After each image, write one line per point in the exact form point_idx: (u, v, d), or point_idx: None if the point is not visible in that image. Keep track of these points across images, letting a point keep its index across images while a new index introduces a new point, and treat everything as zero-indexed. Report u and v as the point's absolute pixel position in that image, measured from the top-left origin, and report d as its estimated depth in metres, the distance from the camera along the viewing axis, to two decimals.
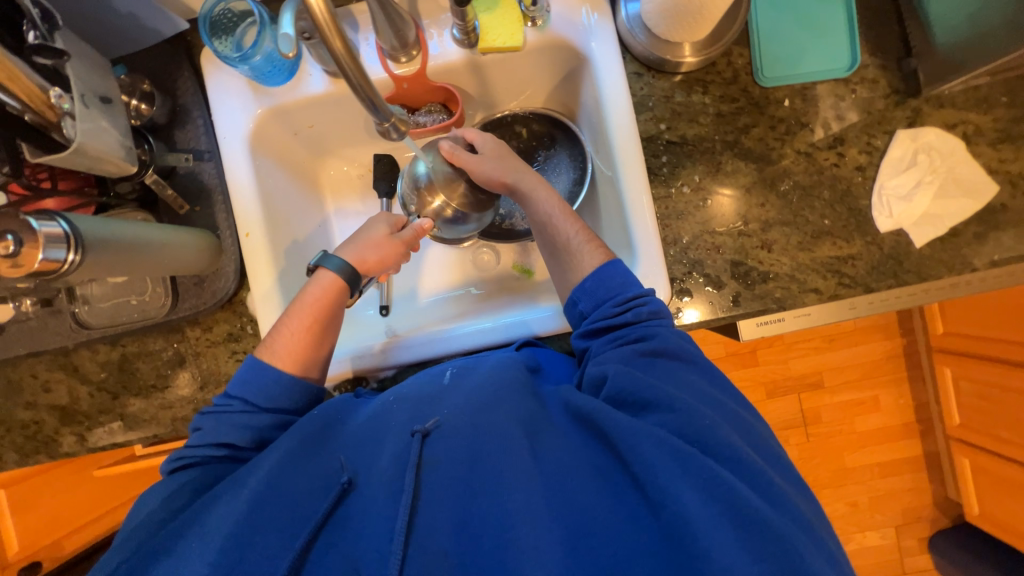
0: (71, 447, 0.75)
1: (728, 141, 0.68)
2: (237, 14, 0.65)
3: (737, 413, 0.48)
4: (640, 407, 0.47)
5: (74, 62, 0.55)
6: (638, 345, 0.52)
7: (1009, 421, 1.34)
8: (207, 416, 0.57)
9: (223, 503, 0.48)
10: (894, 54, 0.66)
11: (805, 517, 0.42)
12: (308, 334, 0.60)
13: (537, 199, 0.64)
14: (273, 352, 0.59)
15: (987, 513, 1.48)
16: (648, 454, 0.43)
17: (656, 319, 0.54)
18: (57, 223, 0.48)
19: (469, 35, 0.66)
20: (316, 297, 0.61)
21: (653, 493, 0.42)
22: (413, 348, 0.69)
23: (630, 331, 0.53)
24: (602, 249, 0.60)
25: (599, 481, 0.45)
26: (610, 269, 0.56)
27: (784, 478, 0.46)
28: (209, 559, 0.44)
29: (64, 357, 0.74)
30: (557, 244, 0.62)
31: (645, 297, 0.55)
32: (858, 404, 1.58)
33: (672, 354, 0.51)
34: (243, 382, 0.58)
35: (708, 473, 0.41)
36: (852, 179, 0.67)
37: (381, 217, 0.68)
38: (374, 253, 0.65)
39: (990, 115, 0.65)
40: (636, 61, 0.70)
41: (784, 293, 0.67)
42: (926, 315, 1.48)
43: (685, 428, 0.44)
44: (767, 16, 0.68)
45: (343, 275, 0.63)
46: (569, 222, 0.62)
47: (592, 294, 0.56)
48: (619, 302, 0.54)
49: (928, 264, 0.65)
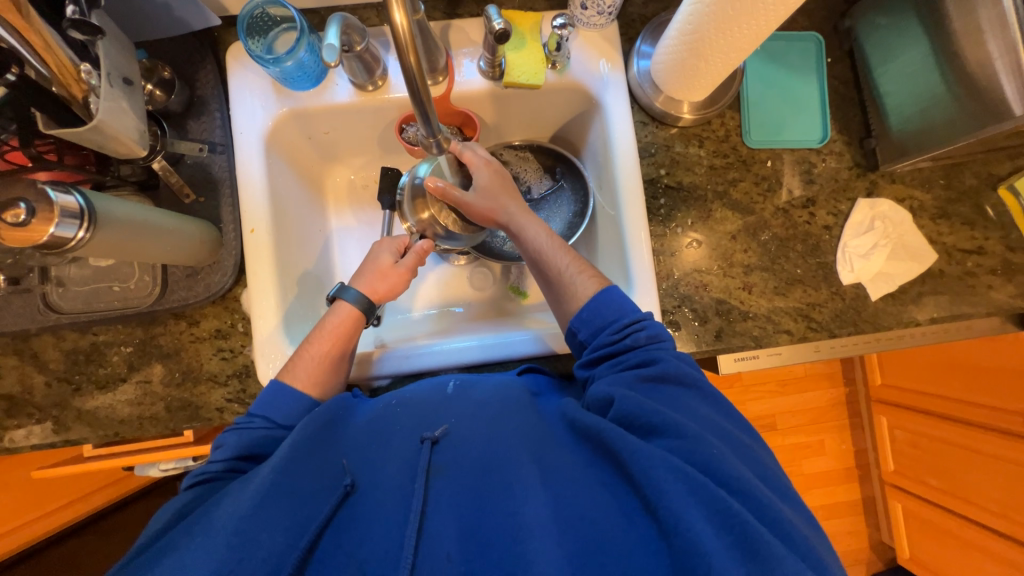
0: (13, 442, 0.67)
1: (719, 191, 0.76)
2: (274, 19, 0.67)
3: (743, 444, 0.52)
4: (648, 430, 0.50)
5: (106, 42, 0.55)
6: (640, 370, 0.55)
7: (935, 469, 1.47)
8: (228, 431, 0.57)
9: (230, 500, 0.48)
10: (856, 134, 0.78)
11: (813, 552, 0.45)
12: (328, 360, 0.62)
13: (528, 235, 0.67)
14: (293, 373, 0.61)
15: (916, 557, 1.58)
16: (660, 477, 0.45)
17: (655, 343, 0.57)
18: (73, 196, 0.48)
19: (495, 69, 0.71)
20: (336, 323, 0.64)
21: (667, 519, 0.43)
22: (391, 361, 0.70)
23: (630, 356, 0.56)
24: (596, 277, 0.64)
25: (608, 498, 0.47)
26: (605, 297, 0.60)
27: (791, 506, 0.49)
28: (216, 554, 0.43)
29: (22, 342, 0.68)
30: (551, 274, 0.65)
31: (642, 321, 0.58)
32: (805, 447, 1.69)
33: (674, 379, 0.54)
34: (267, 401, 0.59)
35: (721, 502, 0.43)
36: (821, 236, 0.75)
37: (383, 244, 0.71)
38: (383, 283, 0.69)
39: (931, 193, 0.77)
40: (643, 111, 0.77)
41: (761, 332, 0.73)
42: (867, 366, 1.62)
43: (691, 453, 0.47)
44: (757, 88, 0.77)
45: (360, 307, 0.66)
46: (561, 254, 0.65)
47: (589, 323, 0.60)
48: (617, 328, 0.58)
49: (881, 316, 0.74)
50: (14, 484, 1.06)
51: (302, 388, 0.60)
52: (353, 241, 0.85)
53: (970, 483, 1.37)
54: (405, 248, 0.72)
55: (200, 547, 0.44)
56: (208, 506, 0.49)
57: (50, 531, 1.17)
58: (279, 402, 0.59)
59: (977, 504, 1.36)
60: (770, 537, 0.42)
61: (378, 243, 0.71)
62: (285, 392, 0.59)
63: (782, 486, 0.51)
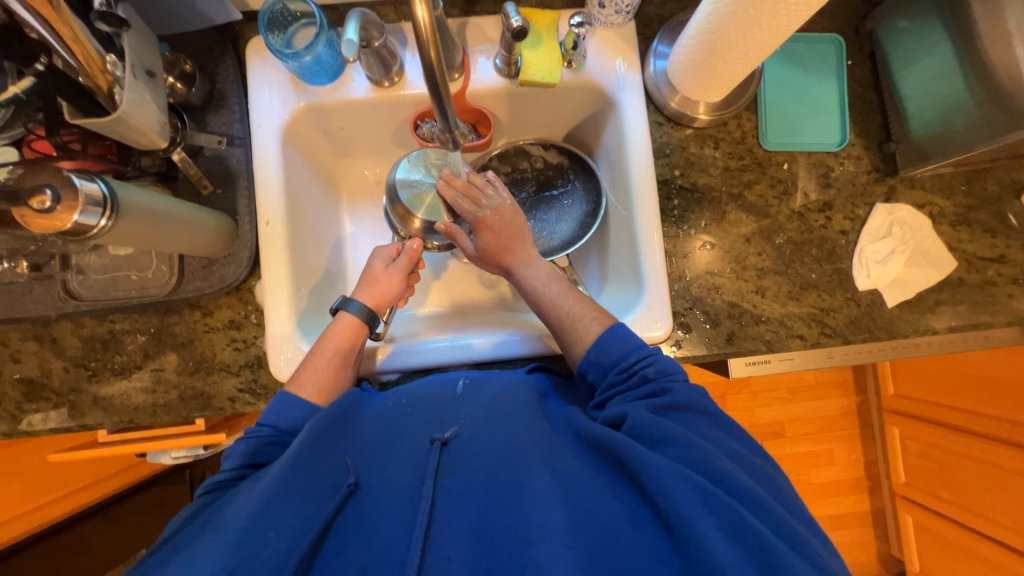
0: (30, 426, 0.69)
1: (733, 193, 0.75)
2: (294, 14, 0.67)
3: (756, 464, 0.51)
4: (657, 441, 0.49)
5: (131, 34, 0.56)
6: (653, 400, 0.54)
7: (948, 481, 1.44)
8: (239, 439, 0.58)
9: (241, 497, 0.49)
10: (876, 137, 0.76)
11: (827, 568, 0.44)
12: (333, 367, 0.63)
13: (531, 283, 0.68)
14: (298, 383, 0.62)
15: (926, 571, 1.55)
16: (671, 484, 0.44)
17: (666, 376, 0.56)
18: (96, 184, 0.49)
19: (511, 67, 0.71)
20: (336, 335, 0.65)
21: (679, 529, 0.43)
22: (400, 355, 0.71)
23: (640, 389, 0.55)
24: (600, 316, 0.63)
25: (618, 505, 0.47)
26: (607, 339, 0.59)
27: (800, 520, 0.48)
28: (225, 552, 0.43)
29: (42, 328, 0.70)
30: (556, 321, 0.65)
31: (650, 356, 0.57)
32: (813, 456, 1.67)
33: (686, 408, 0.53)
34: (270, 411, 0.60)
35: (733, 514, 0.43)
36: (837, 240, 0.74)
37: (379, 250, 0.73)
38: (377, 290, 0.70)
39: (951, 200, 0.75)
40: (658, 111, 0.76)
41: (773, 336, 0.72)
42: (879, 375, 1.60)
43: (701, 463, 0.47)
44: (774, 90, 0.77)
45: (362, 318, 0.67)
46: (568, 299, 0.65)
47: (597, 364, 0.60)
48: (623, 367, 0.57)
49: (897, 323, 0.73)
50: (31, 466, 1.08)
51: (307, 398, 0.61)
52: (366, 236, 0.86)
53: (983, 496, 1.35)
54: (398, 252, 0.74)
55: (211, 543, 0.44)
56: (220, 506, 0.50)
57: (62, 514, 1.19)
58: (284, 410, 0.59)
59: (990, 518, 1.34)
60: (784, 547, 0.42)
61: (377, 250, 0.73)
62: (293, 401, 0.60)
63: (793, 501, 0.50)
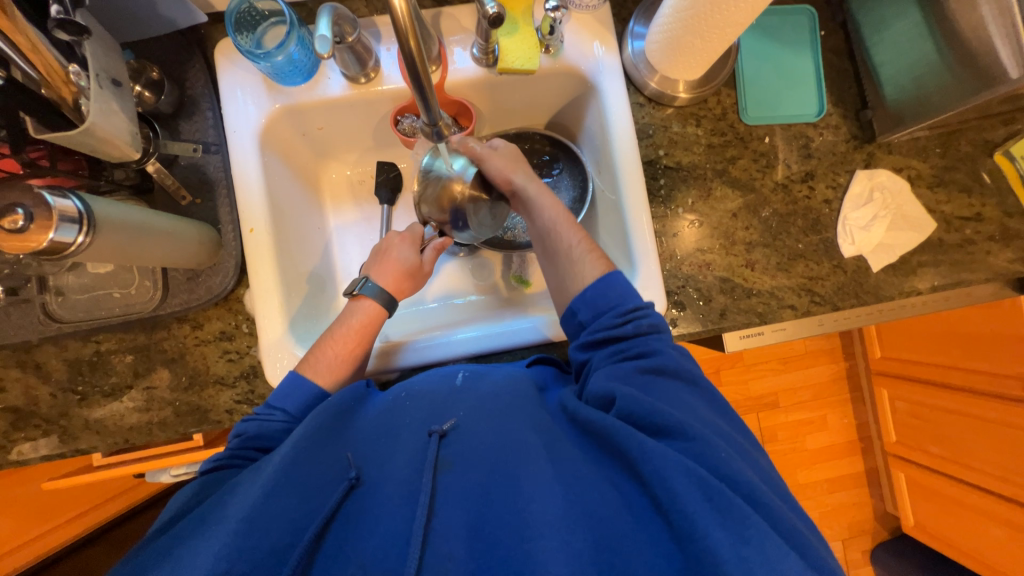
0: (20, 454, 0.67)
1: (718, 169, 0.76)
2: (262, 12, 0.65)
3: (747, 449, 0.51)
4: (657, 431, 0.49)
5: (92, 42, 0.53)
6: (639, 361, 0.55)
7: (937, 437, 1.49)
8: (247, 419, 0.59)
9: (244, 487, 0.49)
10: (852, 106, 0.77)
11: (827, 565, 0.45)
12: (345, 358, 0.65)
13: (541, 207, 0.67)
14: (316, 369, 0.62)
15: (921, 525, 1.61)
16: (672, 477, 0.44)
17: (655, 332, 0.58)
18: (70, 201, 0.48)
19: (488, 56, 0.71)
20: (363, 324, 0.66)
21: (680, 524, 0.43)
22: (402, 354, 0.70)
23: (630, 346, 0.57)
24: (603, 260, 0.64)
25: (617, 497, 0.47)
26: (609, 280, 0.60)
27: (796, 515, 0.49)
28: (223, 543, 0.44)
29: (24, 354, 0.68)
30: (562, 249, 0.65)
31: (645, 310, 0.59)
32: (808, 423, 1.71)
33: (672, 373, 0.55)
34: (268, 420, 0.59)
35: (736, 510, 0.42)
36: (821, 210, 0.76)
37: (403, 239, 0.72)
38: (408, 282, 0.71)
39: (928, 162, 0.77)
40: (640, 93, 0.76)
41: (765, 308, 0.73)
42: (866, 340, 1.64)
43: (698, 455, 0.47)
44: (751, 64, 0.77)
45: (384, 303, 0.68)
46: (573, 231, 0.66)
47: (592, 304, 0.60)
48: (620, 312, 0.58)
49: (882, 286, 0.75)
50: (24, 497, 1.06)
51: (321, 384, 0.62)
52: (354, 239, 0.85)
53: (971, 449, 1.39)
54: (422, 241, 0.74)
55: (211, 539, 0.45)
56: (222, 496, 0.50)
57: (67, 540, 1.18)
58: (294, 396, 0.60)
59: (977, 469, 1.39)
60: (787, 550, 0.42)
61: (393, 235, 0.73)
62: (292, 407, 0.59)
63: (776, 482, 0.51)
